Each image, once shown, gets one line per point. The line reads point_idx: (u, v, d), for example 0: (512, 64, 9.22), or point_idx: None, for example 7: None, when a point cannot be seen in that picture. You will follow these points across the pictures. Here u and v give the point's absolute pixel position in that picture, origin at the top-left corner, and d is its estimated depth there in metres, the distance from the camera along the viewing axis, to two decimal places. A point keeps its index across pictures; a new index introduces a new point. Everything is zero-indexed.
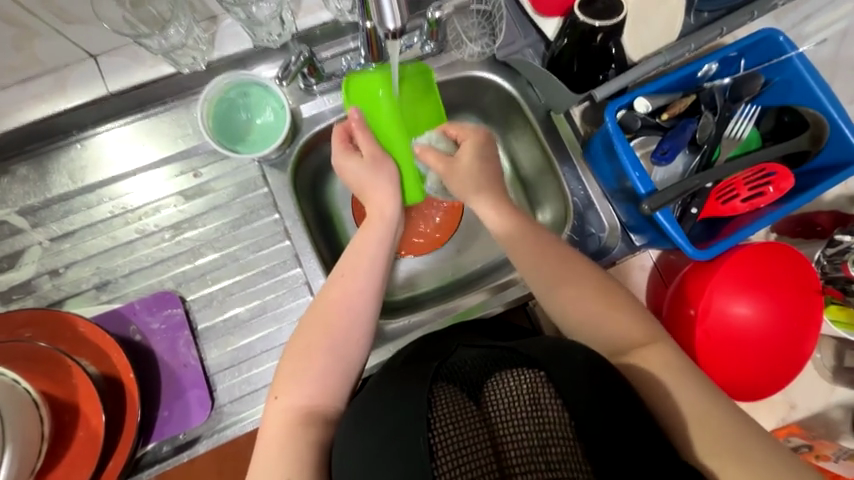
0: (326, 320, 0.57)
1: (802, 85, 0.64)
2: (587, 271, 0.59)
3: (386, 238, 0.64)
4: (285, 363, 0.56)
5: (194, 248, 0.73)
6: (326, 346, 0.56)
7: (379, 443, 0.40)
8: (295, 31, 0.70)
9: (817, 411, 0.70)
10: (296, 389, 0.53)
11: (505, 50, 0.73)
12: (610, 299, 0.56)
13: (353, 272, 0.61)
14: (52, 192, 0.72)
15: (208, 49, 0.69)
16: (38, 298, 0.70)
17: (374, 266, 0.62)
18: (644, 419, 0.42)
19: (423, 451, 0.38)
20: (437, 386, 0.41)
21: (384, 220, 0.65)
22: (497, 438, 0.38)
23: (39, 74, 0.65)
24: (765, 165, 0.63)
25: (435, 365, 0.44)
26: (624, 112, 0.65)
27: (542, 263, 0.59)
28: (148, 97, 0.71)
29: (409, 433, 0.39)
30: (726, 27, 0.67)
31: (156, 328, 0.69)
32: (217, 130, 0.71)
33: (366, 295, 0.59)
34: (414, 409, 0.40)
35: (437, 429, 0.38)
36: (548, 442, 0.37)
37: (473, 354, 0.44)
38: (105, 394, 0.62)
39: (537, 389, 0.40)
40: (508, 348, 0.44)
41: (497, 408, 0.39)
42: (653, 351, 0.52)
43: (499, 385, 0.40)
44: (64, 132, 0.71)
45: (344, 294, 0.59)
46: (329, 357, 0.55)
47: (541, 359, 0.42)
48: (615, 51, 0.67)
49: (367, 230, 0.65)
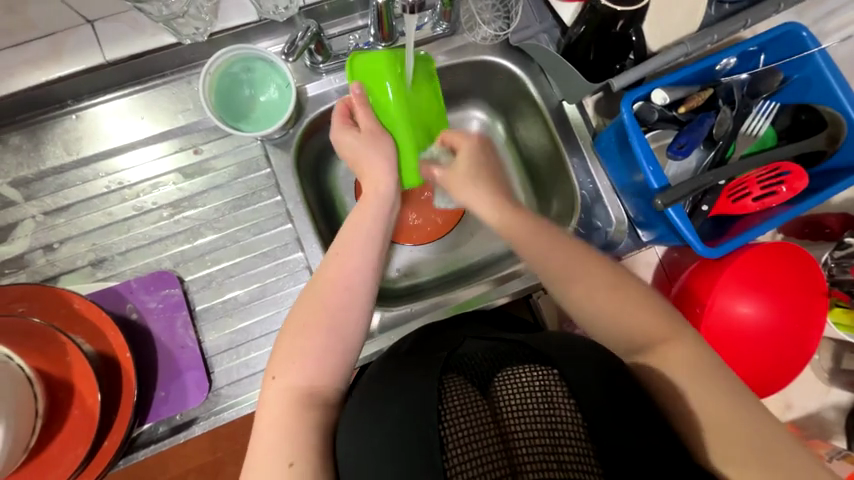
0: (323, 298, 0.55)
1: (821, 84, 0.63)
2: (606, 275, 0.55)
3: (381, 214, 0.62)
4: (281, 343, 0.55)
5: (192, 227, 0.71)
6: (322, 323, 0.54)
7: (384, 436, 0.40)
8: (302, 5, 0.67)
9: (812, 411, 0.70)
10: (297, 366, 0.52)
11: (520, 35, 0.70)
12: (631, 300, 0.53)
13: (347, 250, 0.59)
14: (45, 164, 0.69)
15: (211, 20, 0.66)
16: (31, 273, 0.68)
17: (371, 244, 0.60)
18: (651, 417, 0.41)
19: (433, 443, 0.37)
20: (446, 377, 0.41)
21: (379, 198, 0.63)
22: (507, 434, 0.37)
23: (31, 38, 0.62)
24: (779, 164, 0.61)
25: (444, 356, 0.44)
26: (641, 104, 0.64)
27: (552, 263, 0.56)
28: (148, 67, 0.68)
29: (418, 425, 0.38)
30: (751, 19, 0.65)
31: (153, 307, 0.68)
32: (219, 106, 0.68)
33: (362, 272, 0.57)
34: (423, 401, 0.39)
35: (448, 421, 0.38)
36: (559, 441, 0.37)
37: (482, 347, 0.44)
38: (102, 373, 0.61)
39: (548, 386, 0.39)
40: (520, 343, 0.44)
41: (508, 404, 0.39)
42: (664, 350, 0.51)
43: (510, 381, 0.40)
44: (59, 102, 0.68)
45: (341, 267, 0.57)
46: (328, 340, 0.54)
47: (555, 358, 0.42)
48: (635, 39, 0.64)
49: (364, 204, 0.62)
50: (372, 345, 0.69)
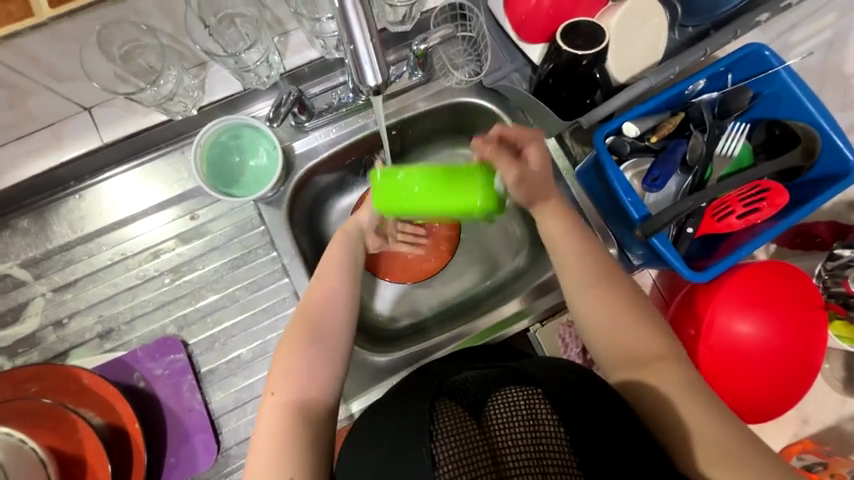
0: (309, 319, 0.59)
1: (790, 98, 0.64)
2: (622, 285, 0.60)
3: (353, 251, 0.67)
4: (276, 363, 0.57)
5: (194, 290, 0.73)
6: (313, 339, 0.57)
7: (378, 458, 0.44)
8: (283, 71, 0.72)
9: (830, 424, 0.68)
10: (292, 382, 0.55)
11: (492, 76, 0.74)
12: (640, 316, 0.57)
13: (328, 280, 0.62)
14: (53, 242, 0.73)
15: (199, 96, 0.71)
16: (43, 350, 0.71)
17: (347, 280, 0.63)
18: (632, 428, 0.44)
19: (424, 458, 0.40)
20: (438, 401, 0.43)
21: (346, 238, 0.67)
22: (497, 449, 0.40)
23: (35, 130, 0.66)
24: (757, 182, 0.62)
25: (438, 382, 0.46)
26: (613, 137, 0.65)
27: (577, 264, 0.61)
28: (143, 144, 0.72)
29: (411, 445, 0.41)
30: (711, 47, 0.68)
31: (159, 373, 0.70)
32: (210, 174, 0.72)
33: (344, 298, 0.61)
34: (417, 423, 0.42)
35: (439, 440, 0.40)
36: (544, 455, 0.39)
37: (475, 373, 0.46)
38: (113, 444, 0.62)
39: (534, 403, 0.42)
40: (509, 367, 0.47)
41: (497, 421, 0.41)
42: (662, 367, 0.53)
43: (498, 400, 0.42)
44: (64, 184, 0.72)
45: (323, 291, 0.61)
46: (321, 350, 0.57)
47: (538, 377, 0.45)
48: (599, 77, 0.67)
49: (333, 249, 0.66)
50: (375, 393, 0.70)
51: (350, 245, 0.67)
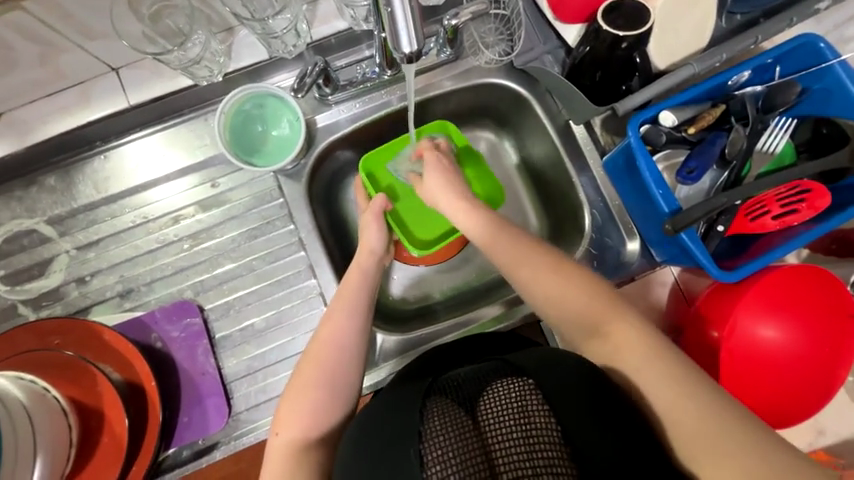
0: (319, 359, 0.58)
1: (842, 95, 0.60)
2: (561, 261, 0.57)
3: (367, 283, 0.64)
4: (286, 398, 0.57)
5: (212, 257, 0.74)
6: (321, 381, 0.57)
7: (377, 447, 0.44)
8: (310, 41, 0.70)
9: (847, 437, 0.66)
10: (298, 423, 0.55)
11: (524, 57, 0.69)
12: (583, 288, 0.54)
13: (338, 314, 0.61)
14: (78, 201, 0.74)
15: (225, 62, 0.70)
16: (66, 305, 0.73)
17: (359, 310, 0.61)
18: (631, 425, 0.43)
19: (414, 460, 0.40)
20: (428, 400, 0.43)
21: (363, 266, 0.66)
22: (488, 446, 0.39)
23: (64, 87, 0.67)
24: (799, 182, 0.59)
25: (430, 381, 0.46)
26: (649, 126, 0.63)
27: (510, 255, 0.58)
28: (168, 108, 0.72)
29: (402, 443, 0.42)
30: (762, 35, 0.64)
31: (175, 336, 0.71)
32: (233, 142, 0.72)
33: (352, 334, 0.59)
34: (410, 421, 0.43)
35: (428, 441, 0.40)
36: (536, 449, 0.38)
37: (465, 369, 0.46)
38: (129, 400, 0.64)
39: (526, 395, 0.41)
40: (500, 360, 0.46)
41: (488, 417, 0.40)
42: (617, 334, 0.52)
43: (488, 394, 0.42)
44: (89, 144, 0.73)
45: (333, 332, 0.59)
46: (327, 388, 0.57)
47: (529, 368, 0.44)
48: (639, 61, 0.64)
49: (349, 279, 0.64)
50: (384, 370, 0.71)
51: (366, 279, 0.65)
